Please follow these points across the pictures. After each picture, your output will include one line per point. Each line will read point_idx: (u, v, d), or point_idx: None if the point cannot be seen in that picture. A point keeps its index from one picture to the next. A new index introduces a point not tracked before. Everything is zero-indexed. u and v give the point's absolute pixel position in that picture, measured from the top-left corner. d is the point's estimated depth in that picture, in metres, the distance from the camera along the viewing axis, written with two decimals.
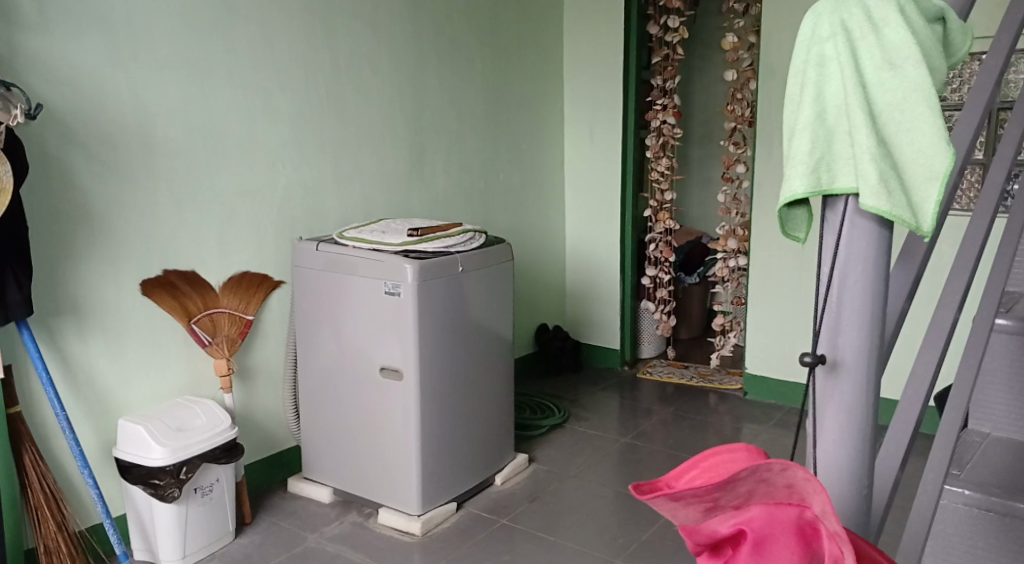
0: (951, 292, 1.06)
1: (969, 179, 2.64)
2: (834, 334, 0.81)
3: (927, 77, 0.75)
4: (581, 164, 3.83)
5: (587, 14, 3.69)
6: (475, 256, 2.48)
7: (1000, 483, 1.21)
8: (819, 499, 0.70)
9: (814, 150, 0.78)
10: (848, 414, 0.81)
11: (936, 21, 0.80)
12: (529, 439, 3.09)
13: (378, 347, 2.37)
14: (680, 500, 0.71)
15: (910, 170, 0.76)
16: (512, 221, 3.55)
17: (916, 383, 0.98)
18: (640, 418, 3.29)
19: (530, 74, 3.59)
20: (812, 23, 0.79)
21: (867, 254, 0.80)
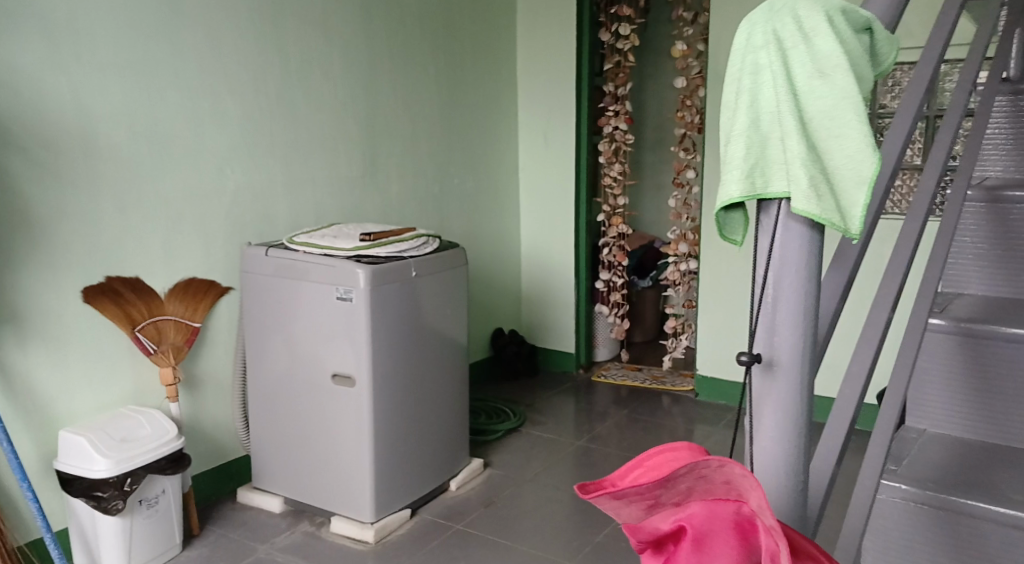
0: (886, 293, 1.09)
1: (903, 184, 2.76)
2: (770, 335, 0.83)
3: (854, 85, 0.77)
4: (535, 169, 3.86)
5: (541, 20, 3.72)
6: (427, 260, 2.47)
7: (934, 478, 1.26)
8: (755, 494, 0.70)
9: (749, 156, 0.80)
10: (784, 411, 0.84)
11: (863, 31, 0.83)
12: (484, 444, 3.09)
13: (329, 353, 2.35)
14: (622, 498, 0.74)
15: (839, 175, 0.79)
16: (467, 226, 3.55)
17: (852, 381, 1.01)
18: (594, 421, 3.32)
19: (485, 80, 3.60)
20: (746, 32, 0.82)
21: (800, 256, 0.82)
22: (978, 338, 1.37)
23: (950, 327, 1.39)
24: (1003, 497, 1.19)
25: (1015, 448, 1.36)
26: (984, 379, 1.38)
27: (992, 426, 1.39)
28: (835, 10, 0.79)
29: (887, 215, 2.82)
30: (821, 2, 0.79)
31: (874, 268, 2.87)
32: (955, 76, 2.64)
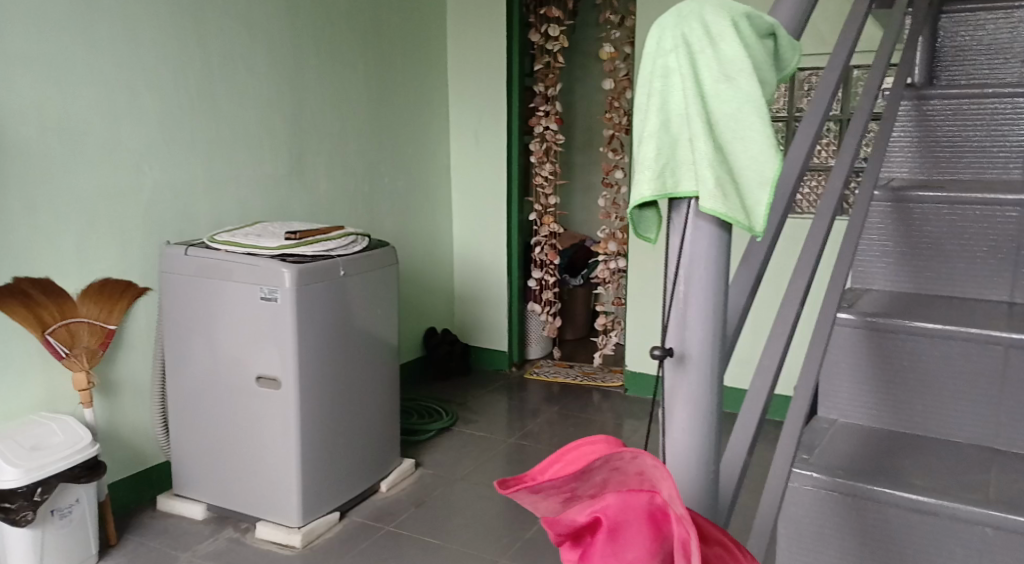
0: (794, 288, 1.14)
1: (811, 185, 2.90)
2: (681, 329, 0.86)
3: (758, 89, 0.80)
4: (466, 168, 3.85)
5: (470, 20, 3.72)
6: (355, 260, 2.44)
7: (844, 466, 1.32)
8: (667, 484, 0.72)
9: (659, 157, 0.82)
10: (695, 403, 0.86)
11: (767, 36, 0.85)
12: (415, 444, 3.08)
13: (253, 355, 2.30)
14: (539, 492, 0.75)
15: (744, 175, 0.81)
16: (398, 225, 3.53)
17: (762, 374, 1.05)
18: (526, 418, 3.34)
19: (413, 78, 3.57)
20: (657, 36, 0.84)
21: (709, 253, 0.84)
22: (883, 331, 1.44)
23: (857, 321, 1.46)
24: (906, 482, 1.26)
25: (919, 435, 1.44)
26: (890, 371, 1.44)
27: (897, 415, 1.46)
28: (740, 16, 0.82)
29: (796, 215, 2.96)
30: (727, 8, 0.82)
31: (783, 266, 3.00)
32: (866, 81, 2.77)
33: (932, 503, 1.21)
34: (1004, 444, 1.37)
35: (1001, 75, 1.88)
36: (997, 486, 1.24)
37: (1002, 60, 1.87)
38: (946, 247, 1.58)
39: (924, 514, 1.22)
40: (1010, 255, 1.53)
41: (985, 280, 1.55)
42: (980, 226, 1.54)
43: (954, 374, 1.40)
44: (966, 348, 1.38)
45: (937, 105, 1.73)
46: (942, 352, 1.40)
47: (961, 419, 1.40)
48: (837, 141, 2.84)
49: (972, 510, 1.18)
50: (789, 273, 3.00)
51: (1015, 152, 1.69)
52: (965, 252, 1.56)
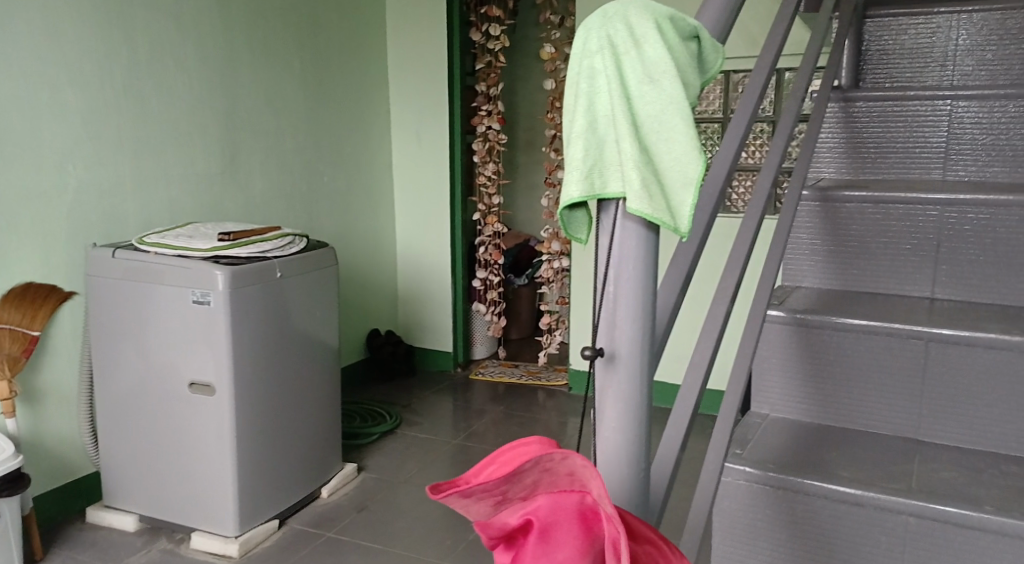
0: (725, 285, 1.16)
1: (742, 185, 3.00)
2: (611, 329, 0.87)
3: (681, 90, 0.81)
4: (407, 167, 3.82)
5: (410, 18, 3.69)
6: (292, 261, 2.39)
7: (774, 459, 1.35)
8: (597, 483, 0.73)
9: (587, 158, 0.82)
10: (625, 401, 0.87)
11: (691, 38, 0.86)
12: (358, 448, 3.04)
13: (185, 361, 2.24)
14: (471, 496, 0.74)
15: (669, 176, 0.83)
16: (337, 225, 3.48)
17: (694, 371, 1.06)
18: (471, 419, 3.33)
19: (352, 76, 3.52)
20: (583, 37, 0.84)
21: (637, 253, 0.85)
22: (812, 327, 1.48)
23: (787, 318, 1.49)
24: (834, 475, 1.29)
25: (847, 428, 1.48)
26: (819, 367, 1.48)
27: (826, 409, 1.50)
28: (663, 18, 0.83)
29: (728, 214, 3.05)
30: (650, 9, 0.83)
31: (714, 263, 3.09)
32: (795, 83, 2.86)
33: (858, 494, 1.25)
34: (927, 436, 1.42)
35: (923, 79, 1.95)
36: (919, 476, 1.29)
37: (922, 64, 1.94)
38: (871, 245, 1.63)
39: (851, 505, 1.26)
40: (930, 253, 1.59)
41: (908, 277, 1.61)
42: (903, 225, 1.60)
43: (879, 368, 1.44)
44: (890, 343, 1.42)
45: (862, 108, 1.78)
46: (868, 347, 1.44)
47: (887, 412, 1.45)
48: (765, 141, 2.95)
49: (895, 499, 1.22)
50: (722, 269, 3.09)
51: (935, 154, 1.75)
52: (889, 249, 1.62)
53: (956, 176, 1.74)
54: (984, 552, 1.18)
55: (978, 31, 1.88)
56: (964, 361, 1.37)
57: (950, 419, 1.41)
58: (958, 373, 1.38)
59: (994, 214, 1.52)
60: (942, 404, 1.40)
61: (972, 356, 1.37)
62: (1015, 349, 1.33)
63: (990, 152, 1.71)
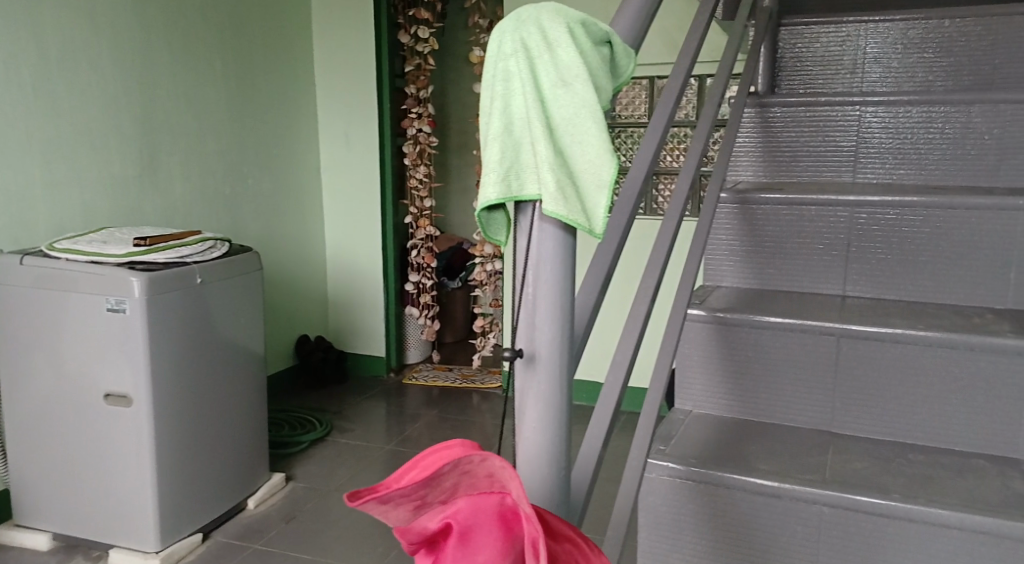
0: (646, 284, 1.18)
1: (664, 188, 3.09)
2: (530, 330, 0.87)
3: (594, 94, 0.82)
4: (336, 169, 3.76)
5: (337, 19, 3.64)
6: (213, 266, 2.32)
7: (697, 454, 1.38)
8: (516, 483, 0.73)
9: (503, 159, 0.82)
10: (544, 402, 0.87)
11: (603, 43, 0.88)
12: (287, 456, 2.98)
13: (101, 371, 2.15)
14: (389, 502, 0.74)
15: (583, 178, 0.84)
16: (263, 229, 3.40)
17: (617, 368, 1.07)
18: (405, 423, 3.31)
19: (277, 77, 3.45)
20: (497, 40, 0.84)
21: (554, 254, 0.86)
22: (730, 326, 1.52)
23: (707, 317, 1.52)
24: (753, 468, 1.33)
25: (764, 421, 1.53)
26: (738, 364, 1.53)
27: (745, 404, 1.54)
28: (575, 23, 0.84)
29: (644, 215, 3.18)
30: (562, 13, 0.83)
31: (634, 265, 3.21)
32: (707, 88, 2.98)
33: (776, 487, 1.29)
34: (840, 427, 1.48)
35: (833, 85, 2.03)
36: (833, 467, 1.34)
37: (834, 71, 2.03)
38: (786, 246, 1.69)
39: (769, 496, 1.30)
40: (841, 253, 1.65)
41: (820, 275, 1.67)
42: (815, 225, 1.66)
43: (793, 364, 1.49)
44: (804, 339, 1.47)
45: (777, 113, 1.84)
46: (783, 344, 1.49)
47: (802, 405, 1.50)
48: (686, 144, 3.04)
49: (809, 490, 1.27)
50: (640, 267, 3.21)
51: (846, 156, 1.82)
52: (804, 249, 1.68)
53: (865, 178, 1.81)
54: (892, 537, 1.24)
55: (885, 40, 1.96)
56: (874, 355, 1.43)
57: (863, 412, 1.46)
58: (869, 367, 1.44)
59: (899, 214, 1.59)
60: (852, 396, 1.46)
61: (881, 351, 1.43)
62: (920, 343, 1.40)
63: (896, 155, 1.78)
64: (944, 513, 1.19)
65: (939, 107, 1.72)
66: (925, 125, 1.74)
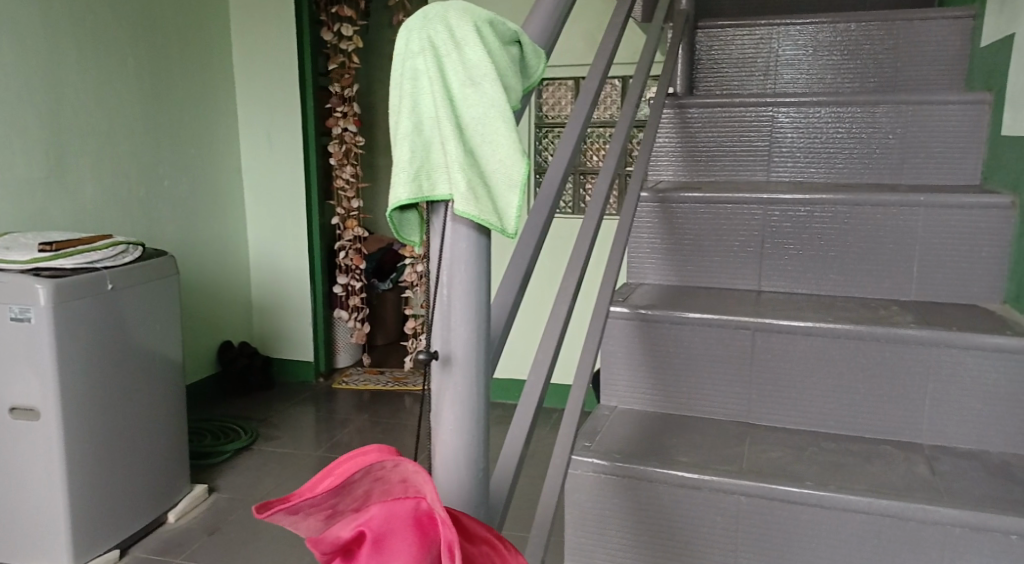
0: (567, 283, 1.18)
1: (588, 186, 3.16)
2: (446, 332, 0.86)
3: (502, 94, 0.82)
4: (258, 170, 3.67)
5: (257, 15, 3.54)
6: (125, 272, 2.23)
7: (621, 450, 1.40)
8: (430, 487, 0.73)
9: (414, 159, 0.81)
10: (461, 404, 0.87)
11: (512, 43, 0.87)
12: (209, 467, 2.88)
13: (6, 384, 2.05)
14: (299, 511, 0.72)
15: (495, 177, 0.83)
16: (181, 232, 3.29)
17: (538, 367, 1.07)
18: (334, 429, 3.25)
19: (193, 75, 3.34)
20: (405, 38, 0.83)
21: (469, 255, 0.85)
22: (652, 322, 1.55)
23: (629, 314, 1.56)
24: (673, 461, 1.36)
25: (687, 415, 1.56)
26: (660, 359, 1.56)
27: (667, 399, 1.57)
28: (482, 22, 0.83)
29: (564, 214, 3.23)
30: (469, 12, 0.83)
31: (557, 262, 3.25)
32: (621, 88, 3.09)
33: (696, 478, 1.32)
34: (758, 418, 1.52)
35: (749, 87, 2.09)
36: (749, 457, 1.38)
37: (748, 72, 2.08)
38: (705, 243, 1.73)
39: (689, 488, 1.33)
40: (756, 249, 1.70)
41: (737, 271, 1.72)
42: (731, 223, 1.70)
43: (713, 358, 1.53)
44: (721, 333, 1.51)
45: (694, 114, 1.89)
46: (702, 339, 1.53)
47: (721, 398, 1.54)
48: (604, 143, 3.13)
49: (727, 480, 1.31)
50: (561, 263, 3.26)
51: (759, 156, 1.87)
52: (721, 247, 1.72)
53: (779, 176, 1.87)
54: (807, 524, 1.28)
55: (796, 43, 2.03)
56: (788, 348, 1.48)
57: (779, 403, 1.51)
58: (783, 360, 1.49)
59: (809, 211, 1.64)
60: (768, 388, 1.51)
61: (793, 344, 1.48)
62: (830, 336, 1.45)
63: (807, 155, 1.84)
64: (853, 499, 1.24)
65: (847, 108, 1.79)
66: (834, 125, 1.81)
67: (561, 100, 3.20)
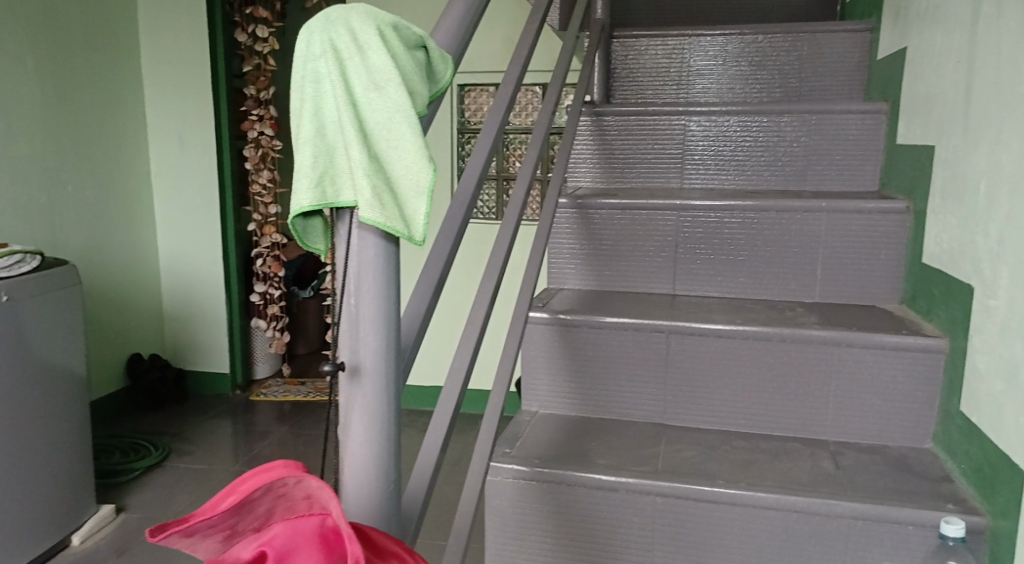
0: (485, 288, 1.17)
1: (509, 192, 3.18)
2: (354, 342, 0.84)
3: (407, 99, 0.81)
4: (169, 174, 3.53)
5: (166, 15, 3.41)
6: (24, 282, 2.11)
7: (541, 454, 1.41)
8: (335, 503, 0.71)
9: (316, 165, 0.80)
10: (370, 415, 0.85)
11: (418, 48, 0.86)
12: (117, 486, 2.75)
13: None
14: (195, 534, 0.69)
15: (402, 184, 0.82)
16: (86, 240, 3.14)
17: (454, 375, 1.05)
18: (252, 442, 3.15)
19: (98, 75, 3.18)
20: (305, 40, 0.81)
21: (376, 263, 0.84)
22: (570, 327, 1.56)
23: (549, 319, 1.57)
24: (592, 463, 1.37)
25: (605, 417, 1.57)
26: (579, 363, 1.57)
27: (586, 403, 1.58)
28: (386, 26, 0.82)
29: (483, 220, 3.25)
30: (372, 15, 0.81)
31: (477, 267, 3.26)
32: (539, 95, 3.14)
33: (613, 481, 1.33)
34: (674, 419, 1.55)
35: (663, 96, 2.14)
36: (665, 458, 1.40)
37: (662, 81, 2.13)
38: (621, 248, 1.75)
39: (607, 490, 1.34)
40: (670, 254, 1.73)
41: (653, 275, 1.75)
42: (646, 229, 1.73)
43: (629, 361, 1.55)
44: (637, 337, 1.54)
45: (610, 121, 1.92)
46: (619, 342, 1.55)
47: (638, 400, 1.56)
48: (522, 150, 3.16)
49: (644, 481, 1.32)
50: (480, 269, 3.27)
51: (673, 163, 1.92)
52: (637, 252, 1.75)
53: (691, 183, 1.91)
54: (720, 521, 1.31)
55: (707, 53, 2.09)
56: (700, 349, 1.51)
57: (693, 403, 1.54)
58: (696, 361, 1.52)
59: (720, 217, 1.69)
60: (682, 390, 1.54)
61: (705, 345, 1.51)
62: (740, 337, 1.49)
63: (717, 162, 1.89)
64: (764, 496, 1.28)
65: (755, 117, 1.85)
66: (742, 133, 1.87)
67: (478, 106, 3.22)
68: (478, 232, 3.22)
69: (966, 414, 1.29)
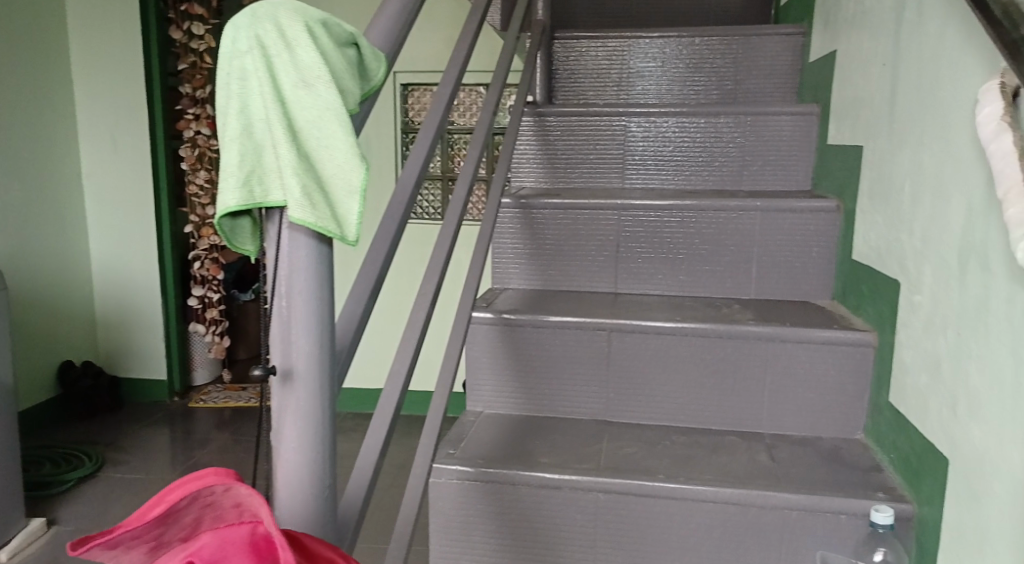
0: (425, 290, 1.16)
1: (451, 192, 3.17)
2: (286, 345, 0.83)
3: (337, 96, 0.79)
4: (101, 175, 3.41)
5: (97, 10, 3.30)
6: None
7: (485, 455, 1.41)
8: (265, 510, 0.69)
9: (243, 164, 0.78)
10: (304, 419, 0.84)
11: (348, 45, 0.85)
12: (48, 498, 2.65)
13: None
14: (118, 546, 0.68)
15: (333, 183, 0.80)
16: (12, 244, 3.01)
17: (394, 377, 1.04)
18: (191, 450, 3.07)
19: (24, 72, 3.06)
20: (231, 36, 0.79)
21: (308, 264, 0.82)
22: (514, 327, 1.57)
23: (493, 319, 1.57)
24: (536, 462, 1.38)
25: (549, 416, 1.58)
26: (523, 362, 1.57)
27: (531, 402, 1.58)
28: (315, 23, 0.80)
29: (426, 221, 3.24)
30: (300, 12, 0.80)
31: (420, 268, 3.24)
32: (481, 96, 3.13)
33: (556, 479, 1.34)
34: (616, 416, 1.56)
35: (605, 97, 2.16)
36: (607, 455, 1.41)
37: (604, 82, 2.15)
38: (563, 248, 1.76)
39: (550, 489, 1.34)
40: (611, 253, 1.75)
41: (595, 275, 1.77)
42: (587, 228, 1.74)
43: (572, 360, 1.56)
44: (579, 336, 1.55)
45: (552, 121, 1.93)
46: (562, 341, 1.56)
47: (581, 398, 1.57)
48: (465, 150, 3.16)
49: (586, 478, 1.33)
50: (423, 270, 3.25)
51: (614, 163, 1.94)
52: (579, 251, 1.76)
53: (632, 183, 1.94)
54: (660, 516, 1.33)
55: (647, 55, 2.11)
56: (642, 347, 1.53)
57: (635, 401, 1.55)
58: (637, 359, 1.54)
59: (659, 216, 1.71)
60: (625, 388, 1.55)
61: (646, 343, 1.53)
62: (680, 334, 1.52)
63: (657, 162, 1.92)
64: (701, 489, 1.30)
65: (693, 118, 1.88)
66: (681, 134, 1.90)
67: (420, 106, 3.21)
68: (421, 232, 3.20)
69: (894, 405, 1.34)
